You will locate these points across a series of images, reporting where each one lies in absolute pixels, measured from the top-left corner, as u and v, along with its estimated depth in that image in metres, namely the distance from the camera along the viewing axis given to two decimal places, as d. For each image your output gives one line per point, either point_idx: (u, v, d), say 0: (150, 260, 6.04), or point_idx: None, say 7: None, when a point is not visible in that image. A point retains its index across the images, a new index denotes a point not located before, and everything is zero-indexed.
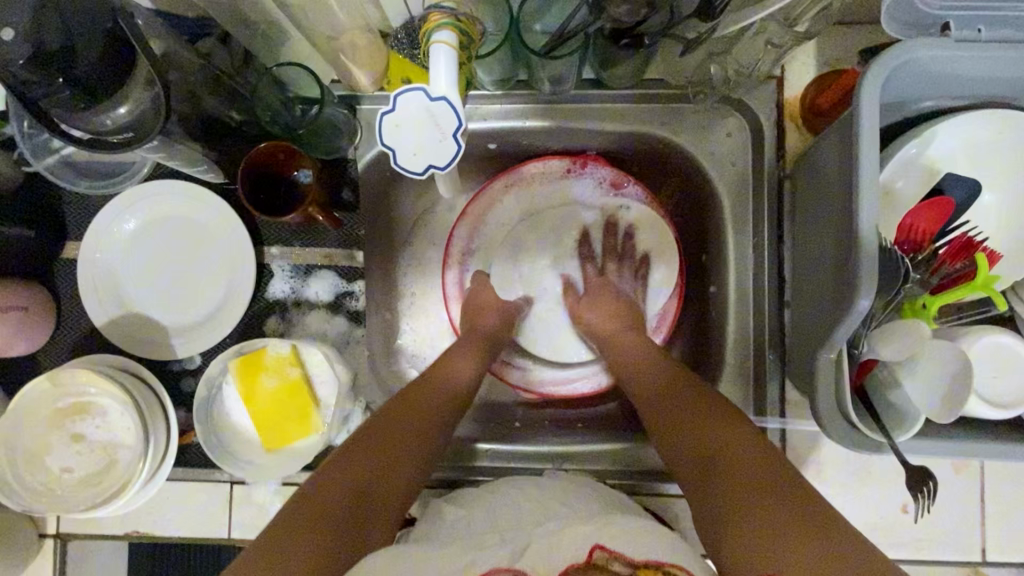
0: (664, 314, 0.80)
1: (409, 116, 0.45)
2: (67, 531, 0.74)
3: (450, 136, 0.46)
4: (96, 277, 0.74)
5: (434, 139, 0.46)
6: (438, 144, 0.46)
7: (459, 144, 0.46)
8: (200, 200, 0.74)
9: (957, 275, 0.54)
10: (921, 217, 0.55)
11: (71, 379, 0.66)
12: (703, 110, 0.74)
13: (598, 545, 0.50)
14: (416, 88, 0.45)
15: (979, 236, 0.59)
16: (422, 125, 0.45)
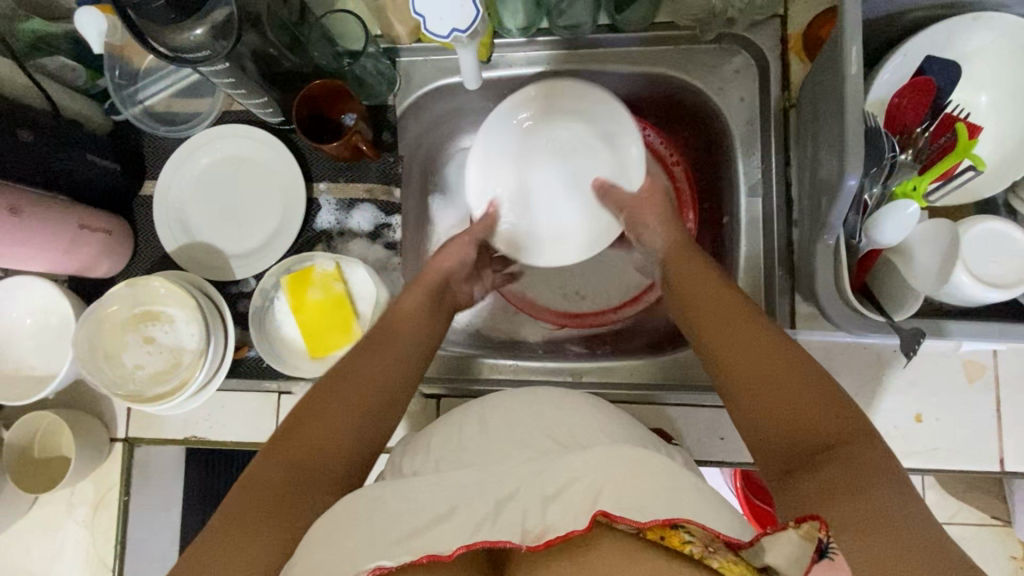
0: None
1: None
2: (134, 435, 0.82)
3: (469, 3, 0.59)
4: (169, 208, 0.84)
5: (456, 6, 0.59)
6: (459, 11, 0.59)
7: (476, 9, 0.59)
8: (258, 141, 0.84)
9: (939, 149, 0.60)
10: (906, 105, 0.60)
11: (147, 286, 0.75)
12: (710, 50, 0.79)
13: (601, 511, 0.50)
14: None
15: (961, 113, 0.63)
16: None
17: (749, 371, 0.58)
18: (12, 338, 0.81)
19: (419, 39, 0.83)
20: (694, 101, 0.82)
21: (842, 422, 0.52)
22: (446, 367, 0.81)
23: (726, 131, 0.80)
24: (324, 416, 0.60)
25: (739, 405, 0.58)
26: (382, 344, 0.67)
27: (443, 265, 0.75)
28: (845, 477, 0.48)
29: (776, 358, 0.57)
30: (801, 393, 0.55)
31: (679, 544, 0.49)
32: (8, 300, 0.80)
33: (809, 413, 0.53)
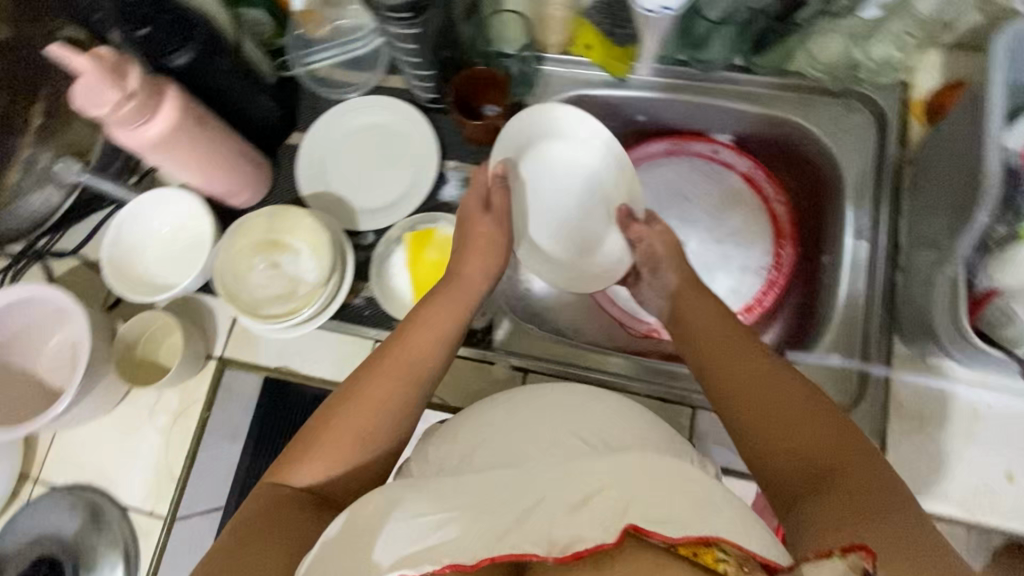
0: (766, 286, 0.90)
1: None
2: (229, 355, 0.87)
3: None
4: (313, 158, 0.91)
5: None
6: None
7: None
8: (402, 113, 0.92)
9: None
10: None
11: (289, 218, 0.81)
12: (833, 104, 0.85)
13: (633, 526, 0.48)
14: None
15: None
16: None
17: (757, 397, 0.61)
18: (148, 243, 0.88)
19: (566, 52, 0.92)
20: (808, 148, 0.88)
21: (848, 452, 0.54)
22: (539, 347, 0.83)
23: (839, 177, 0.84)
24: (341, 440, 0.62)
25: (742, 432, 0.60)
26: (394, 361, 0.67)
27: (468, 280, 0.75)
28: (834, 486, 0.52)
29: (799, 402, 0.59)
30: (818, 427, 0.57)
31: (714, 562, 0.48)
32: (153, 209, 0.87)
33: (817, 446, 0.56)
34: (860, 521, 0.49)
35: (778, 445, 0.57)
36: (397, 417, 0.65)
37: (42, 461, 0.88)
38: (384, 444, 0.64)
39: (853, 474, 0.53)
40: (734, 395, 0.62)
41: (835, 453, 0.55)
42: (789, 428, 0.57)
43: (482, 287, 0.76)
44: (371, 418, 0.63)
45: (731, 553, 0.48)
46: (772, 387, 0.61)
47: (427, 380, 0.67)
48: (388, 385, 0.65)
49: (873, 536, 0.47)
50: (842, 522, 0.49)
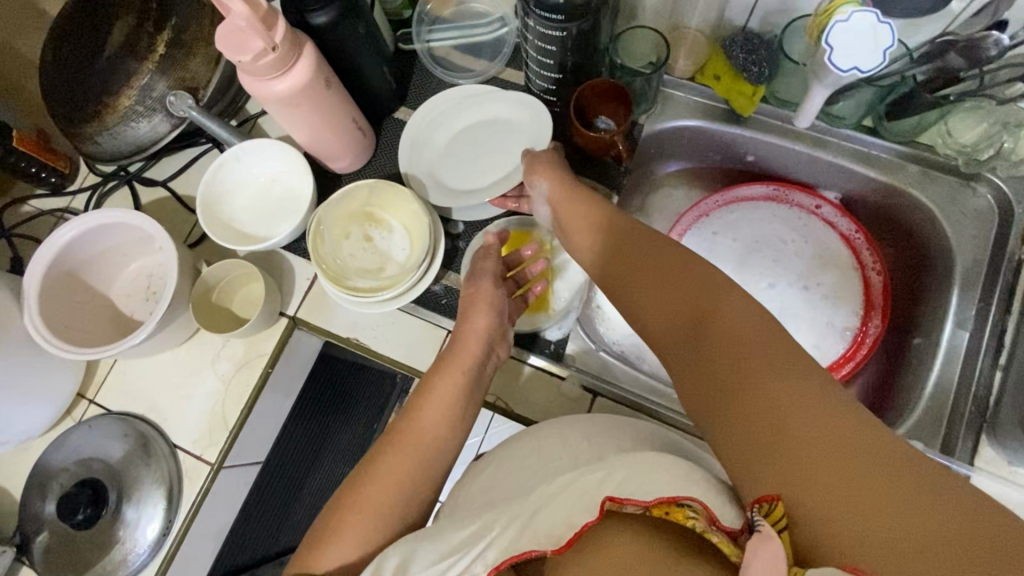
0: (846, 354, 0.87)
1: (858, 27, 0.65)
2: (301, 317, 0.86)
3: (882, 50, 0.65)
4: (417, 134, 0.89)
5: (870, 47, 0.65)
6: (870, 51, 0.65)
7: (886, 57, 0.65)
8: (512, 105, 0.89)
9: None
10: None
11: (394, 196, 0.81)
12: (957, 185, 0.83)
13: (608, 497, 0.50)
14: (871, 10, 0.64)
15: None
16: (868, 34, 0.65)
17: (696, 343, 0.54)
18: (242, 192, 0.88)
19: (691, 79, 0.90)
20: (919, 223, 0.86)
21: (774, 348, 0.50)
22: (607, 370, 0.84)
23: (947, 260, 0.82)
24: (365, 498, 0.63)
25: (692, 401, 0.54)
26: (405, 432, 0.68)
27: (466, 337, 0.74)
28: (819, 453, 0.43)
29: (716, 301, 0.55)
30: (772, 380, 0.48)
31: (683, 520, 0.48)
32: (253, 157, 0.87)
33: (781, 415, 0.46)
34: (789, 431, 0.45)
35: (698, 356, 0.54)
36: (405, 493, 0.64)
37: (99, 384, 0.89)
38: (409, 498, 0.64)
39: (815, 415, 0.45)
40: (669, 328, 0.57)
41: (801, 412, 0.45)
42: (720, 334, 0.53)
43: (487, 342, 0.74)
44: (396, 474, 0.65)
45: (700, 511, 0.48)
46: (697, 290, 0.56)
47: (438, 455, 0.68)
48: (400, 463, 0.66)
49: (832, 495, 0.42)
50: (793, 466, 0.44)
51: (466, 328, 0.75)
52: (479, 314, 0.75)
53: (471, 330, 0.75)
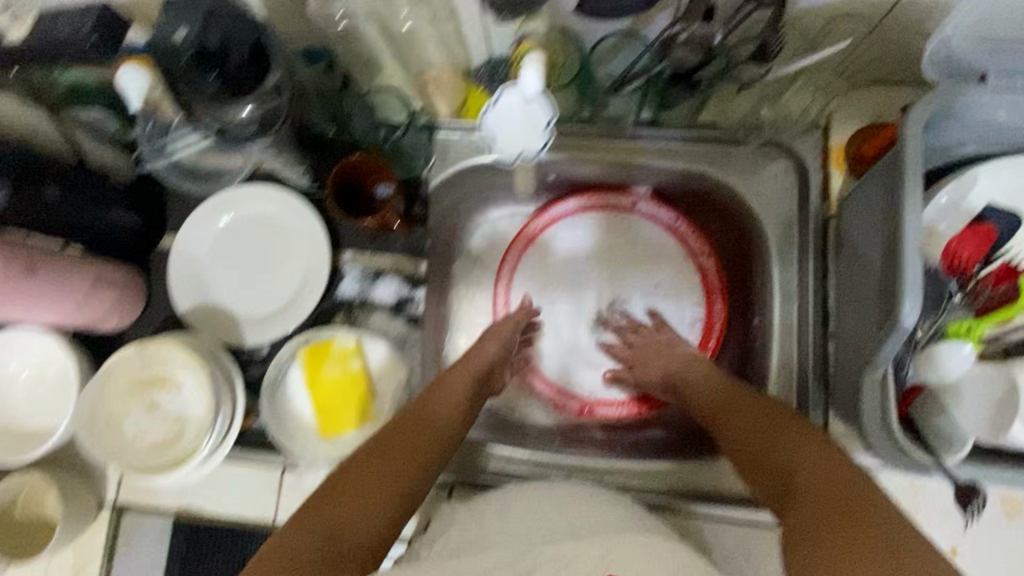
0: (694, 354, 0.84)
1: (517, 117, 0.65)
2: (124, 500, 0.78)
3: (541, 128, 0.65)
4: (186, 267, 0.81)
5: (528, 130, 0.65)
6: (530, 133, 0.65)
7: (548, 134, 0.65)
8: (281, 202, 0.82)
9: (1000, 297, 0.57)
10: (965, 245, 0.58)
11: (157, 351, 0.72)
12: (750, 154, 0.79)
13: None
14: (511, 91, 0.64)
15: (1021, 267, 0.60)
16: (517, 117, 0.65)
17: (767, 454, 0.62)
18: (9, 389, 0.77)
19: (460, 117, 0.82)
20: (726, 200, 0.82)
21: (789, 433, 0.61)
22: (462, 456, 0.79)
23: (760, 232, 0.80)
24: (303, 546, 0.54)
25: (761, 481, 0.62)
26: (408, 429, 0.67)
27: (470, 364, 0.76)
28: (859, 510, 0.51)
29: (761, 413, 0.66)
30: (801, 447, 0.59)
31: None
32: (8, 350, 0.77)
33: (783, 452, 0.60)
34: (845, 518, 0.50)
35: (761, 445, 0.63)
36: (395, 498, 0.61)
37: None
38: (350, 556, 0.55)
39: (836, 481, 0.54)
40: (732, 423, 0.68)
41: (813, 462, 0.57)
42: (758, 435, 0.64)
43: (477, 386, 0.76)
44: (348, 518, 0.58)
45: None
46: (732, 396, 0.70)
47: (406, 499, 0.62)
48: (399, 456, 0.64)
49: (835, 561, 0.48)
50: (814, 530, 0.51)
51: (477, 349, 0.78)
52: (494, 342, 0.80)
53: (476, 355, 0.78)
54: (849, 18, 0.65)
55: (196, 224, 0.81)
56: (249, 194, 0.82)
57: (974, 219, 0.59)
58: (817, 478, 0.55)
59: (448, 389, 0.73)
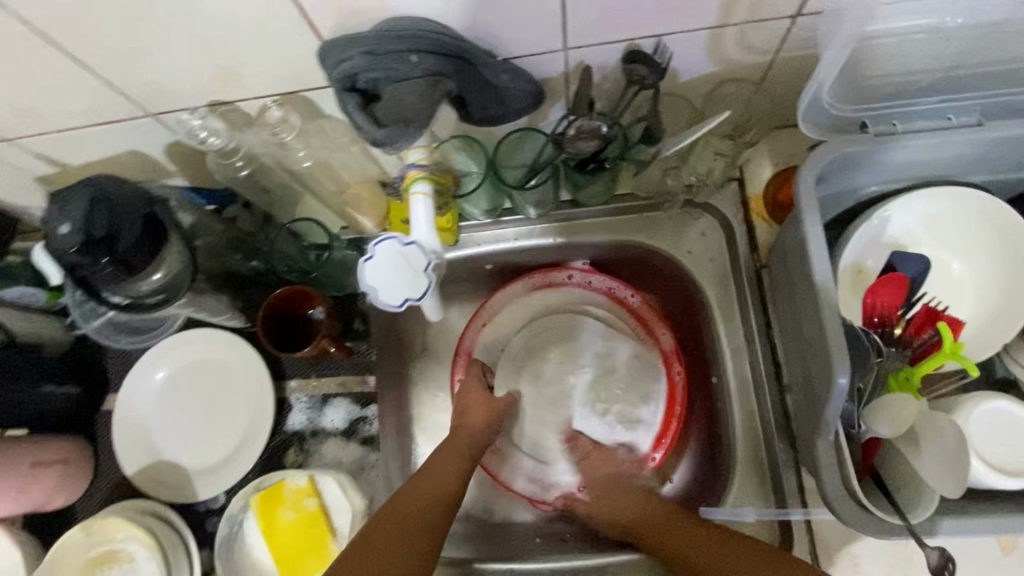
0: (657, 425, 0.80)
1: (388, 262, 0.54)
2: None
3: (422, 273, 0.55)
4: (130, 427, 0.79)
5: (408, 276, 0.54)
6: (411, 279, 0.54)
7: (431, 278, 0.55)
8: (219, 342, 0.80)
9: (926, 346, 0.57)
10: (882, 293, 0.59)
11: (104, 527, 0.69)
12: (674, 216, 0.80)
13: None
14: (391, 238, 0.54)
15: (939, 305, 0.63)
16: (397, 266, 0.54)
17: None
18: None
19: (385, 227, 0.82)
20: (662, 262, 0.82)
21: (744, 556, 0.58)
22: None
23: (700, 291, 0.79)
24: None
25: None
26: (399, 501, 0.63)
27: (465, 423, 0.74)
28: None
29: (713, 537, 0.62)
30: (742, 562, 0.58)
31: None
32: None
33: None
34: None
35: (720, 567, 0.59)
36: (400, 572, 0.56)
37: None
38: None
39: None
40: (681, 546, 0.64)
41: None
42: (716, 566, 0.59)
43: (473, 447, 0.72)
44: None
45: None
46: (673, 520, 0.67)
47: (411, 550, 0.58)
48: (391, 530, 0.60)
49: None
50: None
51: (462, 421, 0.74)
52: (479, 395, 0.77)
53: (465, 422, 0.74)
54: (731, 82, 0.67)
55: (137, 376, 0.80)
56: (187, 339, 0.81)
57: (887, 268, 0.61)
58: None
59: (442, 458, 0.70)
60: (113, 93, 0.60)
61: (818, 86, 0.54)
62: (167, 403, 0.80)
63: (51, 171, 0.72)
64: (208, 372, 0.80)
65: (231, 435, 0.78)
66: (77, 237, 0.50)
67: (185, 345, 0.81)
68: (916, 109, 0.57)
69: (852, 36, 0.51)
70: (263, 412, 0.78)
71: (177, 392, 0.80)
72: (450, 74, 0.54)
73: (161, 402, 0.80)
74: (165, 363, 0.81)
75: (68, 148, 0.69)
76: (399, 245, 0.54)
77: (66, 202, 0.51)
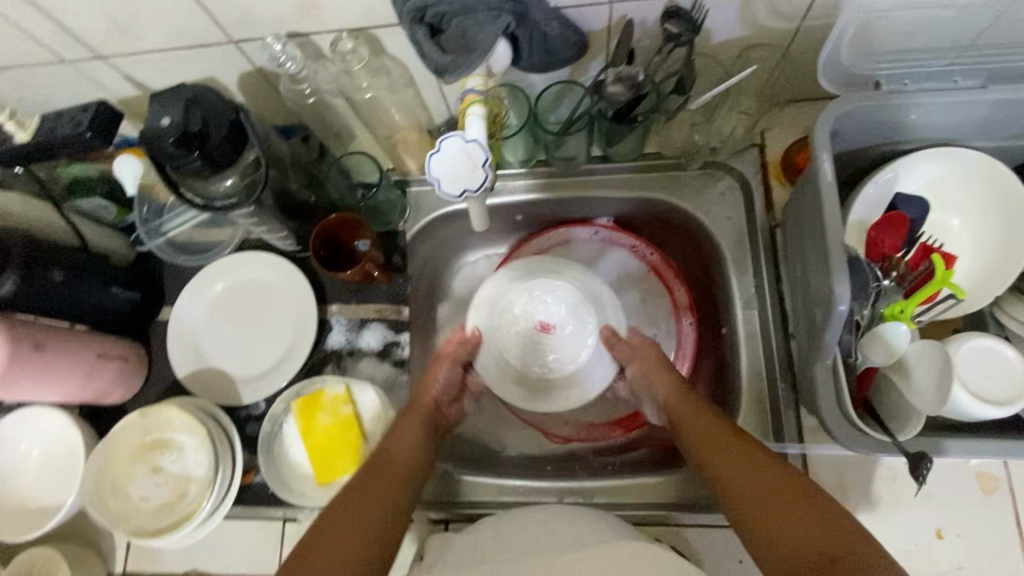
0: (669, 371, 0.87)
1: (452, 154, 0.64)
2: (131, 570, 0.79)
3: (480, 167, 0.64)
4: (184, 336, 0.86)
5: (467, 169, 0.64)
6: (470, 172, 0.64)
7: (487, 172, 0.64)
8: (270, 264, 0.87)
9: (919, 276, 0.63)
10: (884, 233, 0.65)
11: (159, 416, 0.76)
12: (697, 176, 0.85)
13: None
14: (454, 135, 0.64)
15: (934, 243, 0.69)
16: (458, 159, 0.64)
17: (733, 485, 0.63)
18: (19, 470, 0.80)
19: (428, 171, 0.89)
20: (683, 219, 0.87)
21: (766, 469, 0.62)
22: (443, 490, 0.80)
23: (716, 246, 0.85)
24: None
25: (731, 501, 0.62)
26: (386, 454, 0.71)
27: (432, 391, 0.79)
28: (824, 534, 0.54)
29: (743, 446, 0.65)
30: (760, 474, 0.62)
31: None
32: (20, 431, 0.80)
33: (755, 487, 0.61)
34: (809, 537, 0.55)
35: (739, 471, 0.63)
36: (387, 534, 0.63)
37: None
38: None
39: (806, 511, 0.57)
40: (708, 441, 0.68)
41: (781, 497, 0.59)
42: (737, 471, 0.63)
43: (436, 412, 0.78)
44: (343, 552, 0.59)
45: None
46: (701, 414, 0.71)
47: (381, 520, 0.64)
48: (374, 496, 0.66)
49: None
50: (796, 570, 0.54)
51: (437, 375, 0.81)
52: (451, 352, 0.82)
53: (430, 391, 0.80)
54: (759, 48, 0.73)
55: (193, 289, 0.87)
56: (242, 259, 0.88)
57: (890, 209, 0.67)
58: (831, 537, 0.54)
59: (410, 430, 0.74)
60: (205, 17, 0.67)
61: (836, 44, 0.61)
62: (219, 316, 0.87)
63: (135, 94, 0.80)
64: (259, 291, 0.87)
65: (276, 350, 0.85)
66: (175, 129, 0.58)
67: (240, 265, 0.88)
68: (925, 70, 0.64)
69: (857, 15, 0.58)
70: (306, 330, 0.84)
71: (229, 307, 0.87)
72: (509, 12, 0.61)
73: (214, 315, 0.87)
74: (221, 280, 0.88)
75: (153, 71, 0.76)
76: (461, 142, 0.64)
77: (166, 100, 0.59)
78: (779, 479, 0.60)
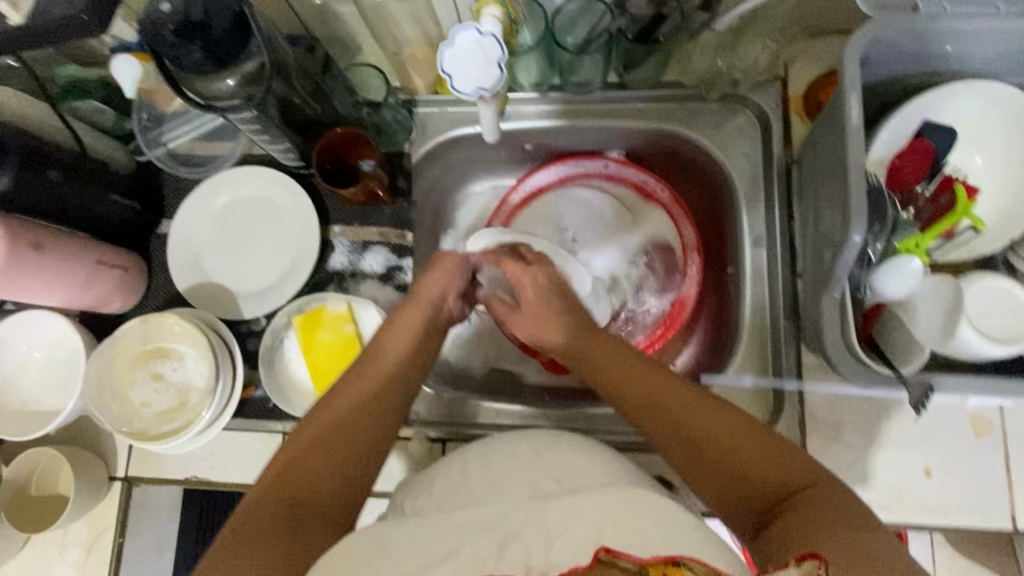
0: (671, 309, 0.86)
1: (467, 50, 0.64)
2: (132, 474, 0.80)
3: (496, 64, 0.64)
4: (184, 248, 0.85)
5: (482, 66, 0.64)
6: (485, 69, 0.64)
7: (502, 70, 0.64)
8: (272, 180, 0.85)
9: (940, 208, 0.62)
10: (910, 163, 0.63)
11: (158, 324, 0.76)
12: (713, 108, 0.82)
13: (602, 548, 0.45)
14: (469, 28, 0.63)
15: (959, 173, 0.66)
16: (473, 54, 0.64)
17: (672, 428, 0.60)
18: (21, 372, 0.80)
19: (437, 91, 0.86)
20: (697, 154, 0.85)
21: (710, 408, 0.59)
22: (439, 411, 0.81)
23: (729, 183, 0.83)
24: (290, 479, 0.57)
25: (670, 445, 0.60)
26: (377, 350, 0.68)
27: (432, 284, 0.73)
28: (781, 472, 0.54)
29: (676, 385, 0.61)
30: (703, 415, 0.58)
31: None
32: (20, 334, 0.80)
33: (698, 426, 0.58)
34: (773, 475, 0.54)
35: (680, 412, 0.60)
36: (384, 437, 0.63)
37: None
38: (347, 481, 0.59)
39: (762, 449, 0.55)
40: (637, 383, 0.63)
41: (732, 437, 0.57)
42: (675, 411, 0.60)
43: (437, 302, 0.73)
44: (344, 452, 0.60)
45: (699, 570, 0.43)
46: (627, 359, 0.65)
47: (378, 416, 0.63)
48: (361, 408, 0.63)
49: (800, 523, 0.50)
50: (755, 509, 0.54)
51: (428, 280, 0.74)
52: (439, 276, 0.74)
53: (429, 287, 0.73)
54: None
55: (194, 202, 0.85)
56: (242, 174, 0.86)
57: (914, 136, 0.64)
58: (756, 451, 0.56)
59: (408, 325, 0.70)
60: None
61: None
62: (220, 231, 0.86)
63: None
64: (261, 207, 0.86)
65: (277, 268, 0.84)
66: (175, 16, 0.55)
67: (240, 181, 0.86)
68: None
69: None
70: (309, 248, 0.83)
71: (230, 222, 0.86)
72: None
73: (214, 230, 0.86)
74: (221, 195, 0.86)
75: None
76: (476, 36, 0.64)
77: None
78: (707, 411, 0.59)
